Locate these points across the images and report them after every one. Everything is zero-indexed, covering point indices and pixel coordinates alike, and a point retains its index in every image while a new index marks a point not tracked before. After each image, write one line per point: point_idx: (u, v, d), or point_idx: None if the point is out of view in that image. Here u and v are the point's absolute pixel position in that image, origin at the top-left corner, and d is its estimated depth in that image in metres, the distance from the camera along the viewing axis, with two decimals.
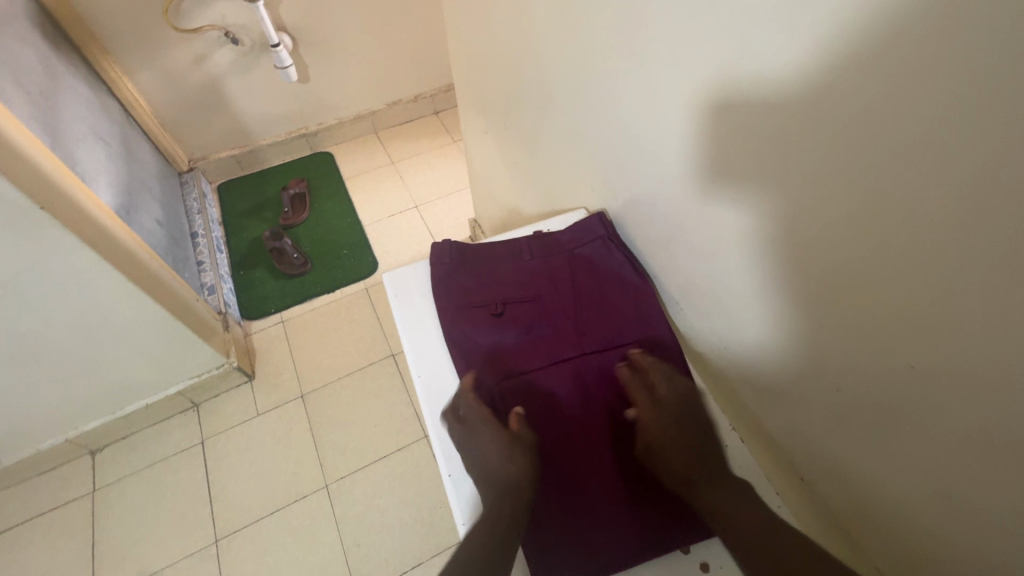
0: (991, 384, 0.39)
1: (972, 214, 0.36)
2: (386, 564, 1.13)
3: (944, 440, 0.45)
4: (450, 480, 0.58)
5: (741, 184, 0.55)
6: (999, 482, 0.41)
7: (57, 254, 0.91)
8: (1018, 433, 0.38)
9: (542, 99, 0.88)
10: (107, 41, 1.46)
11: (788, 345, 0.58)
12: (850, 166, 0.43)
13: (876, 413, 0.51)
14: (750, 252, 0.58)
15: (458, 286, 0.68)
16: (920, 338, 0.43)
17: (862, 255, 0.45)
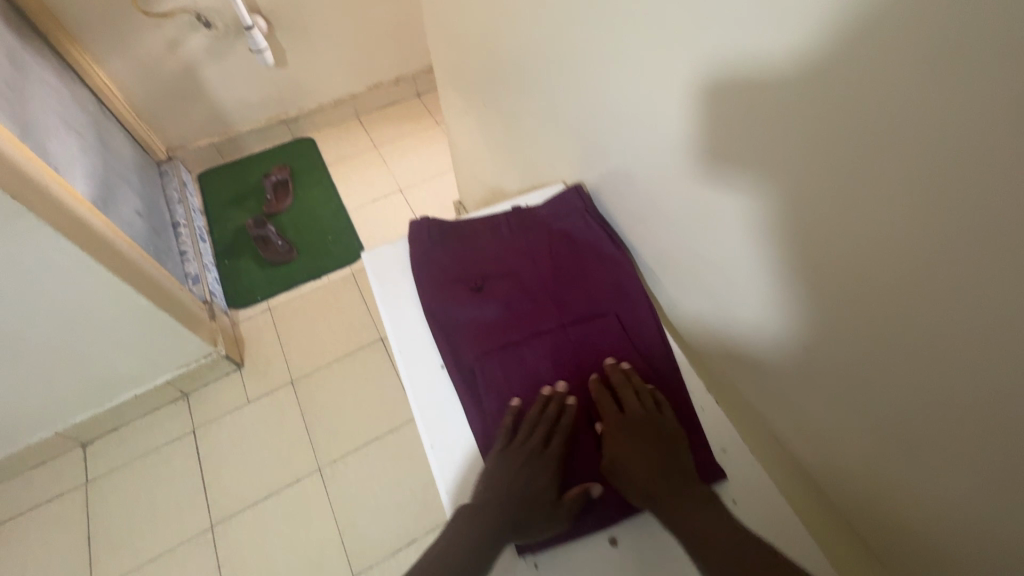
0: (954, 326, 0.40)
1: (930, 163, 0.37)
2: (381, 541, 1.15)
3: (907, 386, 0.46)
4: (433, 451, 0.59)
5: (711, 148, 0.55)
6: (968, 423, 0.42)
7: (35, 247, 0.90)
8: (981, 370, 0.40)
9: (520, 75, 0.88)
10: (75, 28, 1.42)
11: (762, 305, 0.59)
12: (813, 126, 0.44)
13: (842, 370, 0.52)
14: (722, 212, 0.58)
15: (437, 263, 0.68)
16: (885, 286, 0.44)
17: (826, 214, 0.46)
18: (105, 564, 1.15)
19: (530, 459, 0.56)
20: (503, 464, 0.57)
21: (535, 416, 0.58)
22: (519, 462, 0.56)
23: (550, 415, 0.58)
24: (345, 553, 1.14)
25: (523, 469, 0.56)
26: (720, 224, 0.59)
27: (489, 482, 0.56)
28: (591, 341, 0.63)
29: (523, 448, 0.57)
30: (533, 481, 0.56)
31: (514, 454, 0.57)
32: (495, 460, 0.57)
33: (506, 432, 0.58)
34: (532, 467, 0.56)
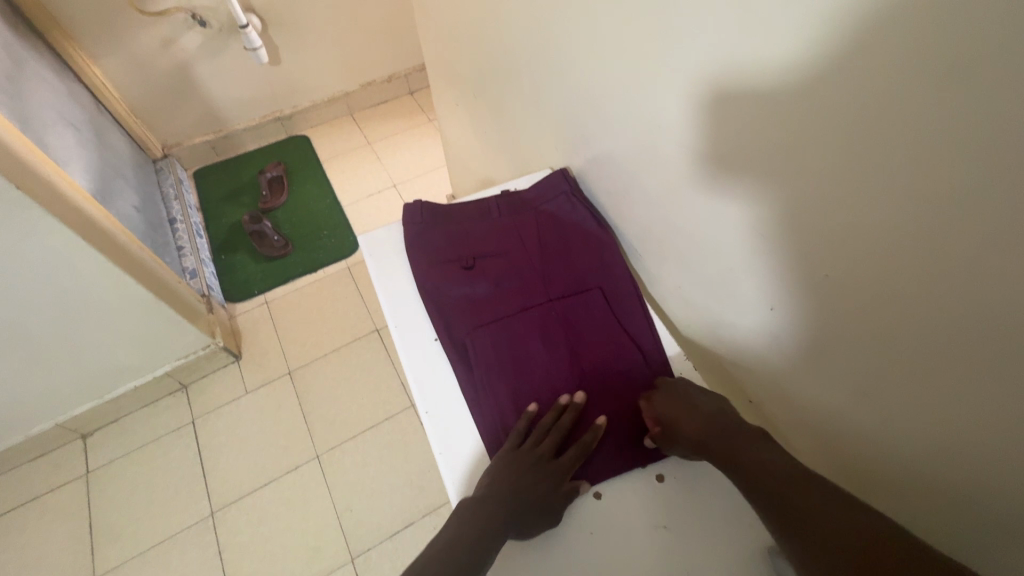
0: (890, 285, 0.44)
1: (864, 132, 0.40)
2: (378, 525, 1.18)
3: (856, 338, 0.49)
4: (428, 417, 0.61)
5: (677, 127, 0.58)
6: (913, 369, 0.45)
7: (37, 237, 0.92)
8: (916, 321, 0.43)
9: (507, 67, 0.91)
10: (71, 26, 1.44)
11: (733, 275, 0.61)
12: (763, 103, 0.47)
13: (804, 328, 0.55)
14: (692, 183, 0.60)
15: (430, 245, 0.71)
16: (831, 250, 0.47)
17: (780, 187, 0.49)
18: (107, 551, 1.17)
19: (539, 464, 0.54)
20: (507, 466, 0.55)
21: (551, 422, 0.58)
22: (529, 463, 0.55)
23: (565, 422, 0.57)
24: (343, 536, 1.17)
25: (535, 470, 0.54)
26: (692, 197, 0.61)
27: (492, 481, 0.54)
28: (577, 315, 0.66)
29: (532, 451, 0.56)
30: (539, 485, 0.53)
31: (524, 457, 0.55)
32: (504, 460, 0.55)
33: (519, 436, 0.57)
34: (543, 471, 0.54)
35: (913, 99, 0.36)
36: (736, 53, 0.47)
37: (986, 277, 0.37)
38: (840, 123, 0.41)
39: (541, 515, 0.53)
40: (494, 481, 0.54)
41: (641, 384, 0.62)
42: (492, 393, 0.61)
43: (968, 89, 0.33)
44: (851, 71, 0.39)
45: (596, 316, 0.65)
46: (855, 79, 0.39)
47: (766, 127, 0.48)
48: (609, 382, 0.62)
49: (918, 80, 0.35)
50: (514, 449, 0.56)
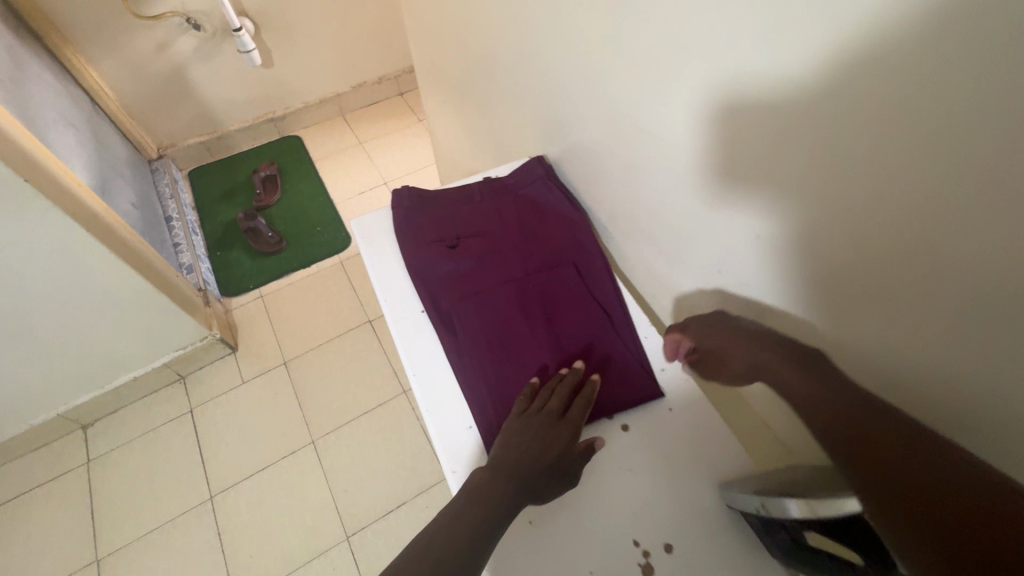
0: (806, 239, 0.47)
1: (764, 104, 0.44)
2: (372, 505, 1.23)
3: (791, 290, 0.52)
4: (415, 377, 0.65)
5: (626, 110, 0.64)
6: (836, 315, 0.48)
7: (41, 227, 0.97)
8: (830, 269, 0.46)
9: (488, 65, 0.97)
10: (67, 30, 1.48)
11: (686, 241, 0.64)
12: (685, 82, 0.52)
13: (746, 290, 0.58)
14: (644, 159, 0.65)
15: (417, 226, 0.76)
16: (757, 212, 0.51)
17: (710, 160, 0.54)
18: (109, 535, 1.21)
19: (546, 426, 0.57)
20: (517, 431, 0.57)
21: (553, 387, 0.60)
22: (539, 428, 0.56)
23: (565, 386, 0.60)
24: (339, 516, 1.21)
25: (543, 436, 0.56)
26: (651, 172, 0.65)
27: (504, 448, 0.55)
28: (552, 286, 0.70)
29: (538, 415, 0.58)
30: (549, 445, 0.56)
31: (532, 423, 0.57)
32: (512, 432, 0.57)
33: (524, 404, 0.59)
34: (554, 435, 0.56)
35: (798, 68, 0.40)
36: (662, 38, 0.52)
37: (879, 222, 0.40)
38: (745, 102, 0.46)
39: (555, 479, 0.55)
40: (507, 447, 0.55)
41: (609, 348, 0.66)
42: (470, 357, 0.65)
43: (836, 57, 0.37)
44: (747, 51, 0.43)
45: (570, 287, 0.70)
46: (748, 55, 0.43)
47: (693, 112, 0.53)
48: (580, 346, 0.66)
49: (797, 57, 0.40)
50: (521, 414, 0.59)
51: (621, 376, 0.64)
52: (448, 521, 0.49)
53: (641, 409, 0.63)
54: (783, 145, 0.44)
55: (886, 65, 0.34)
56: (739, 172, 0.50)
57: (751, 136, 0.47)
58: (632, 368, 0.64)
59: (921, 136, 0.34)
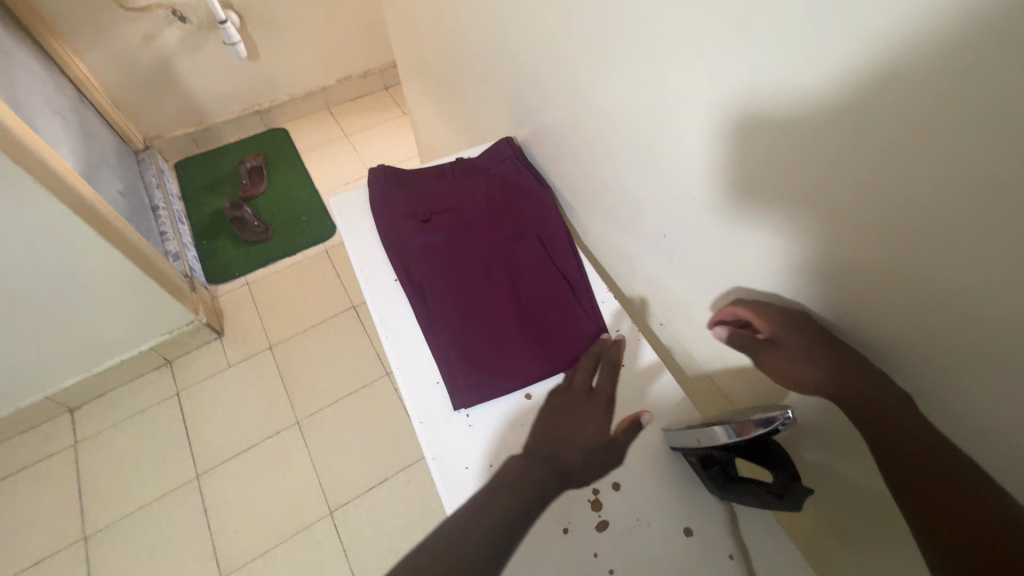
0: (726, 195, 0.54)
1: (686, 74, 0.51)
2: (355, 481, 1.27)
3: (716, 244, 0.59)
4: (387, 340, 0.69)
5: (584, 91, 0.70)
6: (754, 263, 0.55)
7: (31, 209, 1.00)
8: (743, 218, 0.53)
9: (461, 53, 1.02)
10: (54, 20, 1.51)
11: (637, 211, 0.71)
12: (630, 59, 0.58)
13: (686, 250, 0.64)
14: (600, 134, 0.71)
15: (393, 202, 0.81)
16: (688, 174, 0.58)
17: (654, 130, 0.60)
18: (97, 513, 1.24)
19: (579, 404, 0.60)
20: (553, 413, 0.59)
21: (578, 369, 0.64)
22: (571, 404, 0.60)
23: (587, 366, 0.64)
24: (322, 493, 1.25)
25: (577, 412, 0.59)
26: (607, 146, 0.71)
27: (545, 432, 0.57)
28: (517, 255, 0.75)
29: (570, 397, 0.61)
30: (587, 420, 0.58)
31: (563, 401, 0.60)
32: (548, 412, 0.59)
33: (558, 389, 0.63)
34: (587, 408, 0.59)
35: (710, 42, 0.46)
36: (614, 21, 0.58)
37: (776, 173, 0.47)
38: (674, 74, 0.53)
39: (598, 452, 0.56)
40: (549, 429, 0.57)
41: (569, 309, 0.71)
42: (440, 321, 0.69)
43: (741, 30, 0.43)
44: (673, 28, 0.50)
45: (534, 256, 0.75)
46: (675, 32, 0.50)
47: (641, 83, 0.58)
48: (542, 309, 0.71)
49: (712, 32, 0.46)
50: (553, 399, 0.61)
51: (579, 334, 0.69)
52: (493, 489, 0.50)
53: None
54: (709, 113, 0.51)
55: (775, 36, 0.41)
56: (677, 138, 0.57)
57: (687, 108, 0.53)
58: (589, 328, 0.69)
59: (803, 94, 0.41)
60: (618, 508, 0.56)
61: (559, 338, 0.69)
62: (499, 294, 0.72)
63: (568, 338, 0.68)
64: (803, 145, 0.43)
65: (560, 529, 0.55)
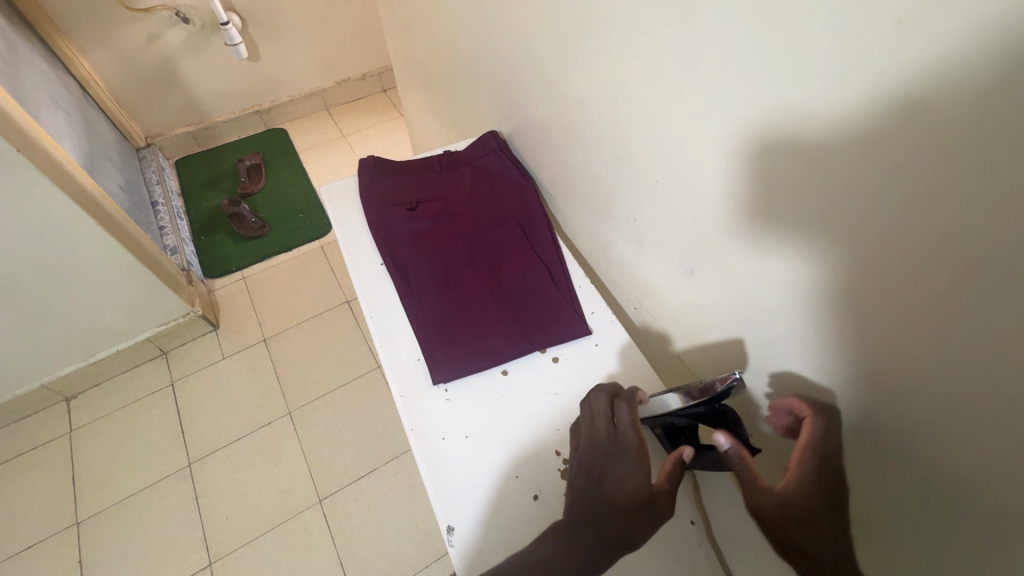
0: (685, 177, 0.59)
1: (652, 63, 0.56)
2: (346, 471, 1.29)
3: (678, 221, 0.63)
4: (372, 319, 0.72)
5: (564, 84, 0.74)
6: (711, 239, 0.60)
7: (34, 198, 1.03)
8: (699, 198, 0.58)
9: (450, 53, 1.06)
10: (62, 19, 1.55)
11: (610, 196, 0.75)
12: (605, 52, 0.63)
13: (653, 231, 0.69)
14: (577, 125, 0.75)
15: (380, 191, 0.84)
16: (654, 158, 0.63)
17: (626, 119, 0.64)
18: (90, 499, 1.26)
19: (612, 461, 0.53)
20: (585, 477, 0.53)
21: (599, 420, 0.57)
22: (599, 460, 0.54)
23: (609, 414, 0.57)
24: (312, 481, 1.27)
25: (611, 469, 0.53)
26: (583, 135, 0.75)
27: (579, 500, 0.50)
28: (498, 243, 0.78)
29: (600, 456, 0.54)
30: (624, 479, 0.51)
31: (590, 457, 0.54)
32: (577, 476, 0.53)
33: (580, 445, 0.57)
34: (621, 462, 0.53)
35: (674, 33, 0.51)
36: (591, 17, 0.62)
37: (732, 153, 0.52)
38: (643, 64, 0.58)
39: (643, 513, 0.49)
40: (588, 496, 0.50)
41: (546, 292, 0.74)
42: (421, 302, 0.72)
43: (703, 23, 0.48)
44: (643, 20, 0.55)
45: (515, 243, 0.78)
46: (645, 25, 0.55)
47: (614, 70, 0.63)
48: (521, 292, 0.74)
49: (677, 23, 0.51)
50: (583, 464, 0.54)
51: (554, 316, 0.72)
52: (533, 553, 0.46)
53: (571, 346, 0.71)
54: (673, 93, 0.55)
55: (730, 25, 0.45)
56: (646, 121, 0.61)
57: (653, 95, 0.58)
58: (565, 309, 0.72)
59: (753, 80, 0.46)
60: None
61: (535, 320, 0.72)
62: (479, 278, 0.75)
63: (545, 319, 0.72)
64: (759, 120, 0.47)
65: (530, 496, 0.58)
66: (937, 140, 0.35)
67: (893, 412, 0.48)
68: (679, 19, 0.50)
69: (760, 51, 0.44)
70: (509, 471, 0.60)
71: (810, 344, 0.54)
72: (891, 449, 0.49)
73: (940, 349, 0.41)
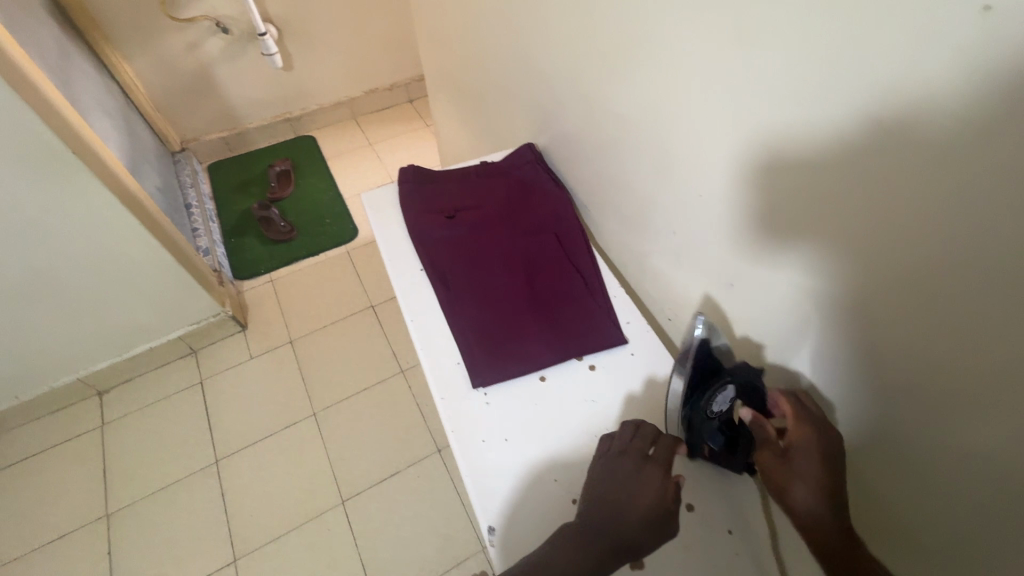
0: (725, 193, 0.60)
1: (693, 82, 0.58)
2: (368, 473, 1.31)
3: (717, 236, 0.64)
4: (412, 323, 0.74)
5: (602, 99, 0.76)
6: (751, 255, 0.60)
7: (83, 196, 1.07)
8: (739, 215, 0.60)
9: (486, 67, 1.08)
10: (108, 27, 1.62)
11: (647, 208, 0.76)
12: (645, 69, 0.64)
13: (692, 244, 0.70)
14: (614, 138, 0.77)
15: (420, 198, 0.86)
16: (693, 175, 0.64)
17: (664, 135, 0.66)
18: (119, 491, 1.29)
19: (632, 479, 0.56)
20: (600, 489, 0.56)
21: (631, 440, 0.60)
22: (624, 470, 0.57)
23: (646, 435, 0.60)
24: (335, 482, 1.29)
25: (631, 484, 0.56)
26: (621, 148, 0.76)
27: (593, 511, 0.55)
28: (535, 252, 0.80)
29: (623, 471, 0.57)
30: (641, 498, 0.55)
31: (616, 465, 0.58)
32: (595, 484, 0.57)
33: (609, 448, 0.60)
34: (642, 482, 0.56)
35: (718, 54, 0.53)
36: (632, 34, 0.64)
37: (774, 173, 0.53)
38: (684, 83, 0.59)
39: (653, 531, 0.53)
40: (601, 509, 0.54)
41: (582, 301, 0.76)
42: (461, 308, 0.74)
43: (749, 47, 0.49)
44: (685, 41, 0.56)
45: (551, 252, 0.80)
46: (688, 46, 0.56)
47: (653, 86, 0.64)
48: (557, 300, 0.76)
49: (722, 45, 0.52)
50: (603, 475, 0.57)
51: (590, 323, 0.73)
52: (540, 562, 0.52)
53: (608, 355, 0.72)
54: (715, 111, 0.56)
55: (778, 49, 0.47)
56: (686, 137, 0.62)
57: (693, 111, 0.60)
58: (600, 318, 0.74)
59: (798, 102, 0.47)
60: None
61: (573, 328, 0.73)
62: (517, 285, 0.77)
63: (581, 327, 0.73)
64: (803, 137, 0.48)
65: (570, 500, 0.60)
66: (985, 164, 0.36)
67: (940, 433, 0.48)
68: (724, 40, 0.52)
69: (805, 76, 0.45)
70: (549, 475, 0.62)
71: (851, 361, 0.54)
72: (943, 473, 0.49)
73: (983, 367, 0.42)
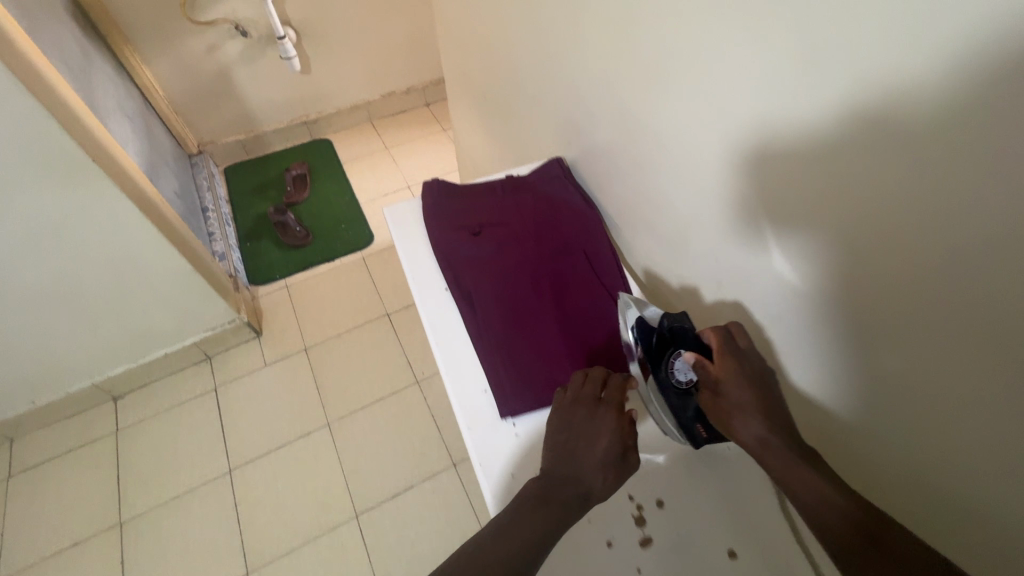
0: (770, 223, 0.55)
1: (736, 105, 0.53)
2: (382, 486, 1.28)
3: (759, 266, 0.59)
4: (438, 347, 0.71)
5: (632, 116, 0.72)
6: (798, 291, 0.55)
7: (102, 202, 1.06)
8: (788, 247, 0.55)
9: (511, 77, 1.05)
10: (129, 30, 1.61)
11: (679, 230, 0.71)
12: (681, 89, 0.60)
13: (728, 273, 0.65)
14: (645, 156, 0.73)
15: (445, 214, 0.84)
16: (732, 200, 0.59)
17: (701, 158, 0.62)
18: (133, 499, 1.28)
19: (587, 421, 0.59)
20: (559, 435, 0.59)
21: (581, 384, 0.63)
22: (579, 415, 0.59)
23: (595, 379, 0.63)
24: (349, 496, 1.27)
25: (586, 427, 0.58)
26: (652, 165, 0.72)
27: (557, 458, 0.57)
28: (563, 272, 0.78)
29: (577, 415, 0.59)
30: (599, 439, 0.57)
31: (570, 413, 0.60)
32: (555, 433, 0.59)
33: (564, 399, 0.62)
34: (596, 423, 0.58)
35: (767, 77, 0.49)
36: (669, 51, 0.60)
37: (828, 207, 0.48)
38: (725, 104, 0.55)
39: (615, 468, 0.56)
40: (565, 454, 0.56)
41: (613, 325, 0.73)
42: (488, 332, 0.71)
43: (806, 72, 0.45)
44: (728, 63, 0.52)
45: (580, 272, 0.77)
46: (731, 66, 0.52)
47: (690, 105, 0.60)
48: (587, 325, 0.73)
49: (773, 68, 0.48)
50: (561, 422, 0.60)
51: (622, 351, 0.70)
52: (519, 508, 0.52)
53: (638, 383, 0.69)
54: (766, 136, 0.52)
55: (840, 76, 0.42)
56: (725, 161, 0.58)
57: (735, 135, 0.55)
58: None
59: (862, 134, 0.43)
60: (662, 526, 0.60)
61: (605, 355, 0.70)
62: (545, 307, 0.74)
63: (613, 354, 0.70)
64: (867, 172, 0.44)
65: (604, 542, 0.58)
66: None
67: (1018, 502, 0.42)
68: (773, 61, 0.48)
69: (870, 106, 0.41)
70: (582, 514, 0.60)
71: (909, 412, 0.49)
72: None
73: None
